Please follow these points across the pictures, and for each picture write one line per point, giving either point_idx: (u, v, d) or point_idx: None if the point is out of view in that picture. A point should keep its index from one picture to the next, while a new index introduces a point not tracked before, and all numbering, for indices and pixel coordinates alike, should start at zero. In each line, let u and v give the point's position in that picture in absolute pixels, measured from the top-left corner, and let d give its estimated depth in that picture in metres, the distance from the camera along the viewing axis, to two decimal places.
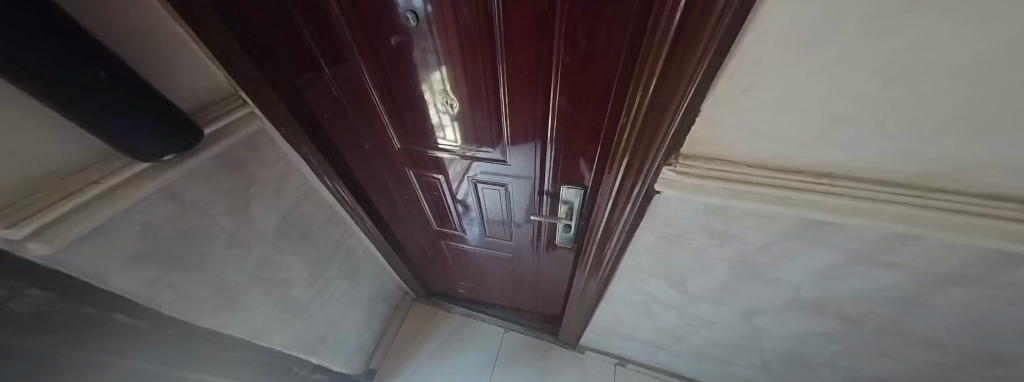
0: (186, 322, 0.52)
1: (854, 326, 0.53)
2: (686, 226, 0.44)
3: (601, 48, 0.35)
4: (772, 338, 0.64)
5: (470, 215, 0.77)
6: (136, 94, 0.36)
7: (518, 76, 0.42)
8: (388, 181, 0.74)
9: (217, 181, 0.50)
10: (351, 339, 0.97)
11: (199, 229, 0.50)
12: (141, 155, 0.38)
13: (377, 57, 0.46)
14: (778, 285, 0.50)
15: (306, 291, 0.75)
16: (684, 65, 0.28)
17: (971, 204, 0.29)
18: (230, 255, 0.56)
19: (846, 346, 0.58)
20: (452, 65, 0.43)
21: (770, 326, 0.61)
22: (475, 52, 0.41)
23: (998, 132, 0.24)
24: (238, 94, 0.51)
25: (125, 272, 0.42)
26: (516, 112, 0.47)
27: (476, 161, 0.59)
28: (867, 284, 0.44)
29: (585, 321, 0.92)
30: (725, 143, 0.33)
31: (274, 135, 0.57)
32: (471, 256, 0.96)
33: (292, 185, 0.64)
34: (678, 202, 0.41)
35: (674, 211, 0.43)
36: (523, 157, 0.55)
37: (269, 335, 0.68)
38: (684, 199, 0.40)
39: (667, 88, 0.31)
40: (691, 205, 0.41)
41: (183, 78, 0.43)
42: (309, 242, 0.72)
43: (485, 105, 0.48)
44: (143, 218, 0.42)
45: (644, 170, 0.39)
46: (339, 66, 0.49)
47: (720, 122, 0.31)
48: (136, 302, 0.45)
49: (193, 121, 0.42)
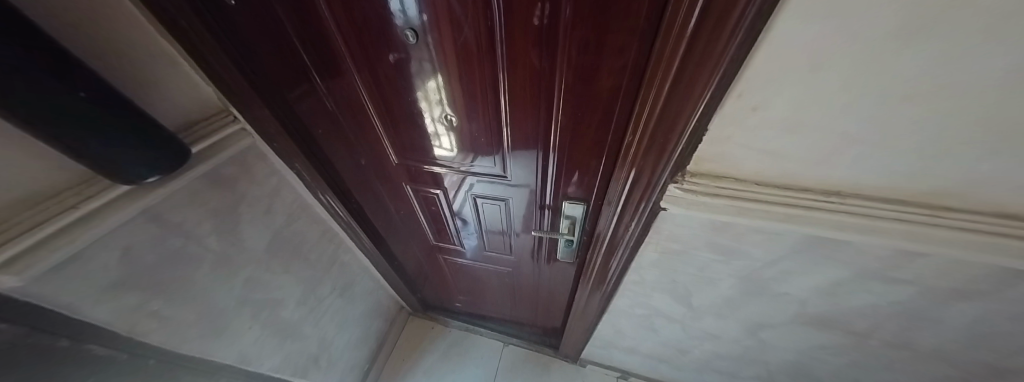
0: (169, 349, 0.49)
1: (860, 339, 0.53)
2: (691, 241, 0.43)
3: (606, 64, 0.35)
4: (777, 351, 0.63)
5: (469, 229, 0.76)
6: (118, 113, 0.34)
7: (520, 91, 0.41)
8: (384, 196, 0.72)
9: (204, 201, 0.48)
10: (345, 358, 0.94)
11: (185, 252, 0.47)
12: (122, 177, 0.36)
13: (374, 72, 0.45)
14: (784, 300, 0.49)
15: (298, 311, 0.72)
16: (693, 84, 0.28)
17: (986, 224, 0.29)
18: (218, 277, 0.53)
19: (852, 358, 0.58)
20: (453, 79, 0.43)
21: (775, 340, 0.60)
22: (472, 63, 0.40)
23: (1013, 152, 0.23)
24: (228, 111, 0.49)
25: (103, 300, 0.40)
26: (515, 124, 0.46)
27: (471, 175, 0.59)
28: (874, 299, 0.43)
29: (586, 335, 0.90)
30: (733, 160, 0.32)
31: (265, 151, 0.55)
32: (469, 270, 0.94)
33: (285, 201, 0.62)
34: (683, 218, 0.40)
35: (679, 227, 0.42)
36: (524, 169, 0.54)
37: (258, 359, 0.65)
38: (690, 216, 0.39)
39: (675, 106, 0.30)
40: (697, 222, 0.40)
41: (169, 96, 0.41)
42: (302, 259, 0.69)
43: (484, 117, 0.47)
44: (123, 243, 0.40)
45: (650, 187, 0.38)
46: (335, 81, 0.48)
47: (727, 141, 0.31)
48: (114, 331, 0.42)
49: (179, 141, 0.40)
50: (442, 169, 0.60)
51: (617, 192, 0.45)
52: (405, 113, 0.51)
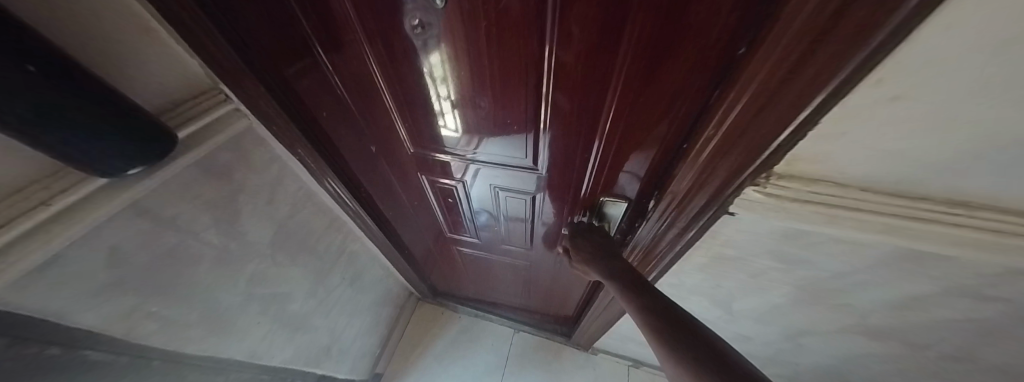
0: (172, 351, 0.46)
1: (916, 351, 0.48)
2: (749, 247, 0.38)
3: (683, 44, 0.28)
4: (813, 354, 0.60)
5: (486, 220, 0.72)
6: (94, 96, 0.28)
7: (566, 77, 0.35)
8: (395, 184, 0.67)
9: (199, 192, 0.42)
10: (357, 346, 0.93)
11: (181, 249, 0.43)
12: (100, 170, 0.31)
13: (392, 50, 0.38)
14: (841, 311, 0.44)
15: (307, 303, 0.69)
16: (822, 79, 0.21)
17: None
18: (220, 274, 0.49)
19: (899, 367, 0.54)
20: (485, 63, 0.36)
21: (815, 345, 0.56)
22: (500, 43, 0.33)
23: None
24: (218, 88, 0.43)
25: (92, 305, 0.36)
26: (550, 112, 0.40)
27: (474, 163, 0.55)
28: (954, 316, 0.38)
29: (603, 327, 0.88)
30: (839, 162, 0.26)
31: (263, 135, 0.49)
32: (484, 260, 0.91)
33: (288, 189, 0.57)
34: (748, 222, 0.35)
35: (739, 231, 0.37)
36: (560, 161, 0.48)
37: (268, 352, 0.63)
38: (759, 221, 0.33)
39: (788, 106, 0.24)
40: (764, 228, 0.35)
41: (152, 71, 0.35)
42: (309, 251, 0.65)
43: (508, 102, 0.41)
44: (110, 242, 0.35)
45: (725, 189, 0.33)
46: (345, 59, 0.41)
47: (840, 139, 0.24)
48: (110, 336, 0.39)
49: (165, 127, 0.35)
50: (449, 157, 0.55)
51: (677, 190, 0.40)
52: (424, 97, 0.44)
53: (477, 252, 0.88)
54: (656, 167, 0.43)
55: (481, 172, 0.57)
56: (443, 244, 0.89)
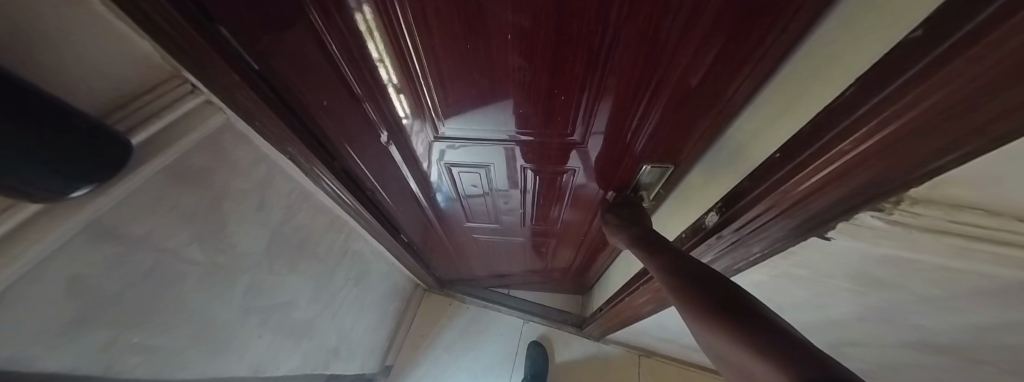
0: (164, 377, 0.41)
1: None
2: (829, 271, 0.33)
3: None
4: (852, 361, 0.57)
5: (508, 204, 0.71)
6: (20, 103, 0.20)
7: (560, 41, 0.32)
8: (409, 178, 0.62)
9: (174, 204, 0.36)
10: (365, 343, 0.90)
11: (161, 270, 0.37)
12: (36, 194, 0.24)
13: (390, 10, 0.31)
14: (911, 335, 0.39)
15: (311, 309, 0.64)
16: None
17: None
18: (211, 290, 0.43)
19: None
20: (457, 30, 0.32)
21: (858, 355, 0.53)
22: (497, 20, 0.31)
23: None
24: (182, 77, 0.34)
25: (58, 346, 0.30)
26: (584, 80, 0.37)
27: (440, 140, 0.52)
28: None
29: (620, 323, 0.85)
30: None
31: (243, 130, 0.42)
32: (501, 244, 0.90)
33: (281, 191, 0.51)
34: (841, 249, 0.28)
35: (825, 256, 0.31)
36: (598, 129, 0.46)
37: (273, 363, 0.59)
38: (860, 252, 0.27)
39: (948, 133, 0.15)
40: (862, 260, 0.28)
41: (96, 59, 0.26)
42: (309, 255, 0.60)
43: (516, 80, 0.38)
44: (70, 273, 0.29)
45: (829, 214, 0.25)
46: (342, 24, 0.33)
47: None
48: (87, 373, 0.34)
49: (114, 134, 0.27)
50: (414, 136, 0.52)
51: (759, 198, 0.32)
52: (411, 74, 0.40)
53: (496, 239, 0.88)
54: (687, 123, 0.43)
55: (449, 154, 0.56)
56: (457, 234, 0.85)
